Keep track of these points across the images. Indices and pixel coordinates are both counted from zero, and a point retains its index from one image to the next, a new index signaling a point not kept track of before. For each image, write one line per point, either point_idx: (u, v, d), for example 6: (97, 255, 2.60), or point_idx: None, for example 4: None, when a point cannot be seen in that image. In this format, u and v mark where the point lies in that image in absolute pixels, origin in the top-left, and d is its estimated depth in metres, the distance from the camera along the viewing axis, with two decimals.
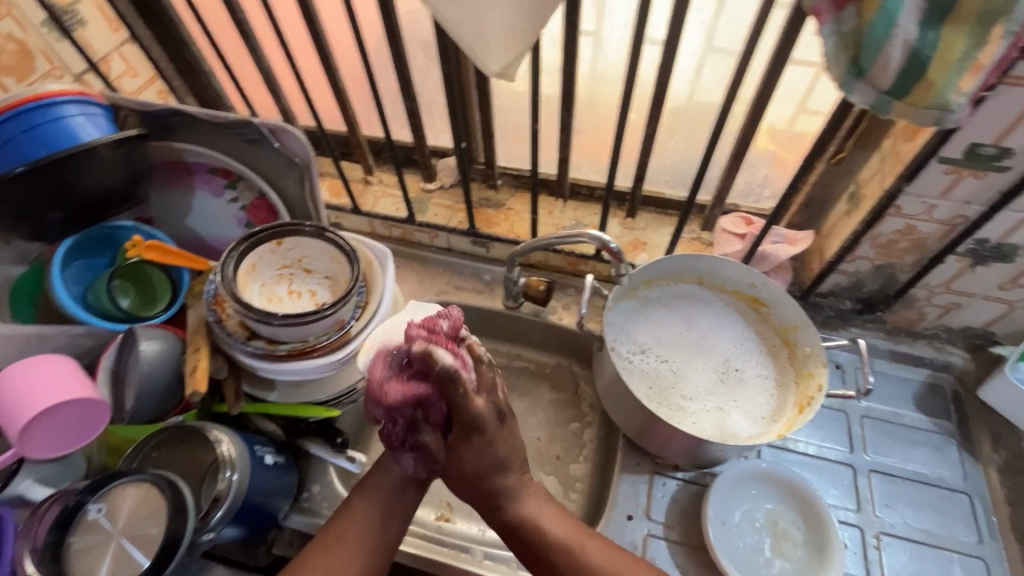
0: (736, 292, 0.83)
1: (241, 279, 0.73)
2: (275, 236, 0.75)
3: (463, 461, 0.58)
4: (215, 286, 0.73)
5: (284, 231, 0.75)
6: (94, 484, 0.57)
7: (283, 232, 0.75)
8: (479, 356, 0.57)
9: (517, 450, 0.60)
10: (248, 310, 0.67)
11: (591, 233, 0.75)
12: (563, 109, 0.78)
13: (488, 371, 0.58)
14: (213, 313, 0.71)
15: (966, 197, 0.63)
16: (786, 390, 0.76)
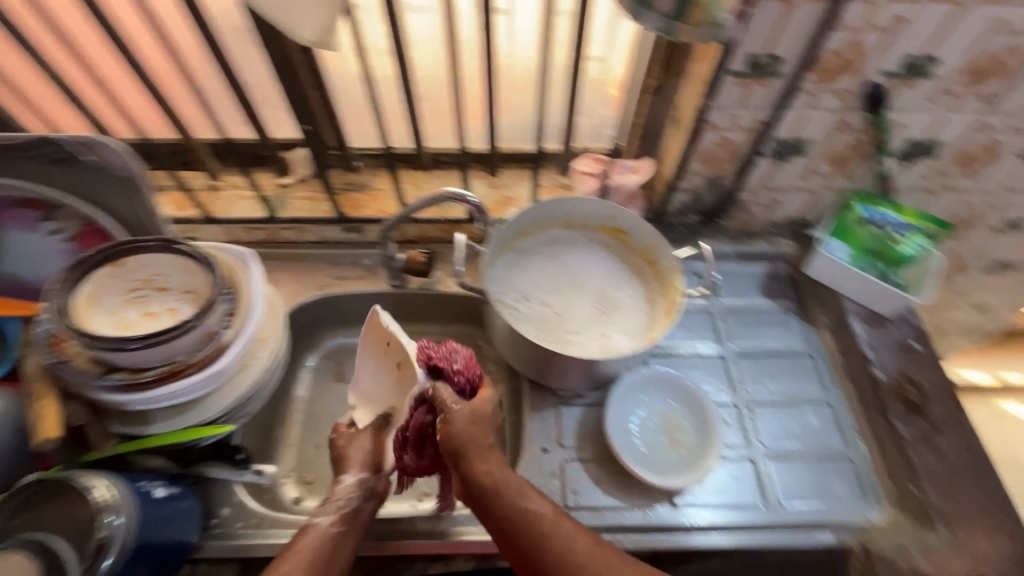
0: (600, 227, 0.90)
1: (79, 311, 0.65)
2: (111, 257, 0.69)
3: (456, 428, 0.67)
4: (49, 326, 0.65)
5: (120, 249, 0.69)
6: None
7: (120, 251, 0.69)
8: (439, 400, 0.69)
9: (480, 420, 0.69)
10: (96, 340, 0.61)
11: (450, 191, 0.76)
12: (401, 79, 0.78)
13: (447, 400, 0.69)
14: (54, 355, 0.63)
15: (758, 103, 0.73)
16: (655, 302, 0.84)
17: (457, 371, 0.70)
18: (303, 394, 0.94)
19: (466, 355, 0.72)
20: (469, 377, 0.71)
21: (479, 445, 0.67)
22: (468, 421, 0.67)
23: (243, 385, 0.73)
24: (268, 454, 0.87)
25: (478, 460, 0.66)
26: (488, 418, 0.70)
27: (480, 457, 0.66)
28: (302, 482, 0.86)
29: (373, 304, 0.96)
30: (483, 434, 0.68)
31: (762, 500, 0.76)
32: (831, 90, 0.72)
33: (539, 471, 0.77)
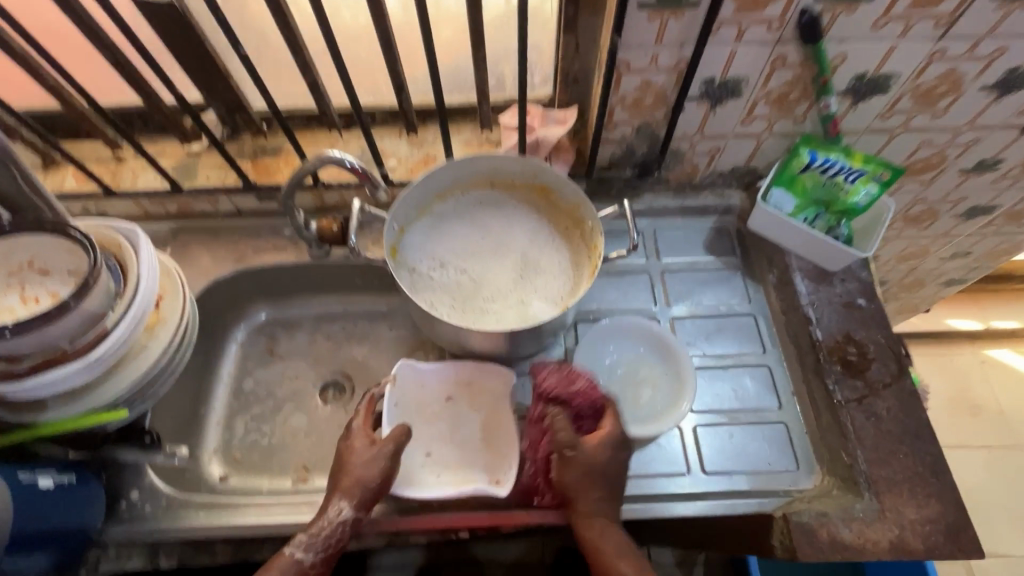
0: (525, 186, 0.84)
1: None
2: None
3: (564, 471, 0.66)
4: None
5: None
6: None
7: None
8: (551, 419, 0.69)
9: (597, 461, 0.66)
10: None
11: (327, 155, 0.68)
12: (285, 28, 0.70)
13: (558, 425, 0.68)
14: None
15: (677, 40, 0.65)
16: (580, 267, 0.79)
17: (576, 393, 0.70)
18: (230, 369, 0.92)
19: (591, 383, 0.72)
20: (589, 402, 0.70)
21: (592, 495, 0.65)
22: (581, 470, 0.66)
23: (140, 367, 0.70)
24: (193, 432, 0.86)
25: (583, 507, 0.65)
26: (607, 466, 0.67)
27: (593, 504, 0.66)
28: (228, 459, 0.85)
29: (299, 276, 0.93)
30: (602, 482, 0.66)
31: (686, 467, 0.72)
32: (758, 21, 0.63)
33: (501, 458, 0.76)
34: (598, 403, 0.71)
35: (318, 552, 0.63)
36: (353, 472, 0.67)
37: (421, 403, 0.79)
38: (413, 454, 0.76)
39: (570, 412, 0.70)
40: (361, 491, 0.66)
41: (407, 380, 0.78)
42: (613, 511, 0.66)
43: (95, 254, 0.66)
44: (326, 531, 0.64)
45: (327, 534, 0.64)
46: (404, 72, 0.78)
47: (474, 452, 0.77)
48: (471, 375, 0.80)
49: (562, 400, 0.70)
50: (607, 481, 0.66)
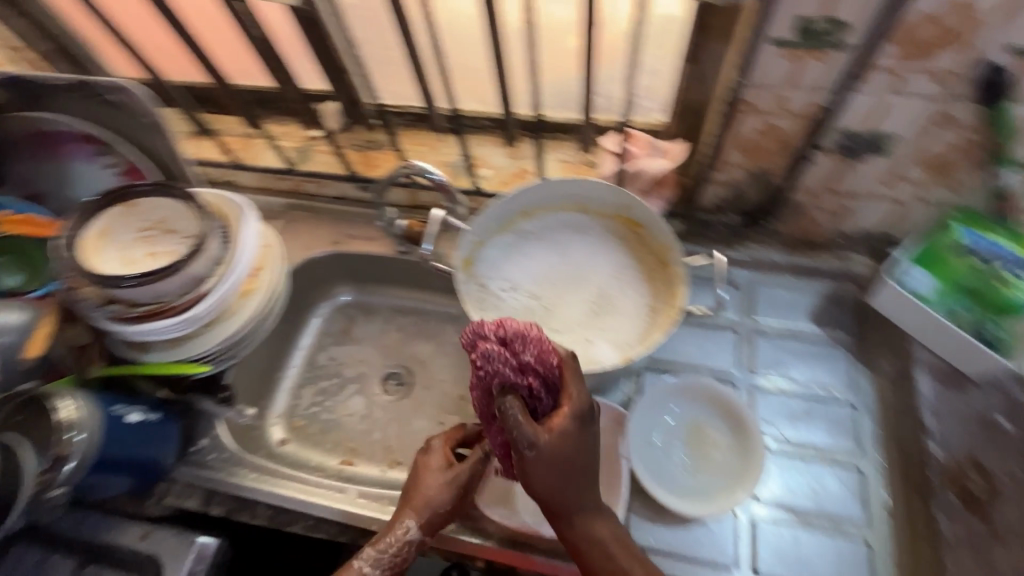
0: (616, 217, 0.79)
1: (89, 245, 0.72)
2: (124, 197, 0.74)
3: (532, 471, 0.54)
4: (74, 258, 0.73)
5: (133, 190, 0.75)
6: None
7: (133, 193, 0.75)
8: (506, 415, 0.53)
9: (574, 453, 0.54)
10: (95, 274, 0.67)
11: (415, 165, 0.71)
12: (404, 32, 0.72)
13: (511, 420, 0.52)
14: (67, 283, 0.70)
15: (814, 83, 0.57)
16: (657, 314, 0.73)
17: (525, 366, 0.54)
18: (308, 343, 0.98)
19: (543, 347, 0.56)
20: (543, 375, 0.55)
21: (578, 487, 0.56)
22: (551, 467, 0.53)
23: (228, 330, 0.76)
24: (266, 393, 0.93)
25: (582, 502, 0.57)
26: (579, 450, 0.55)
27: (575, 507, 0.57)
28: (290, 426, 0.91)
29: (383, 267, 0.96)
30: (575, 477, 0.55)
31: (732, 561, 0.63)
32: (919, 71, 0.54)
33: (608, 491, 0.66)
34: (554, 375, 0.56)
35: (387, 559, 0.64)
36: (428, 491, 0.66)
37: None
38: None
39: (524, 389, 0.54)
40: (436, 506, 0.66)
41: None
42: (594, 505, 0.58)
43: (218, 226, 0.75)
44: (394, 542, 0.64)
45: (395, 550, 0.64)
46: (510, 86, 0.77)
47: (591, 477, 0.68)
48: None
49: (514, 385, 0.54)
50: (581, 477, 0.56)
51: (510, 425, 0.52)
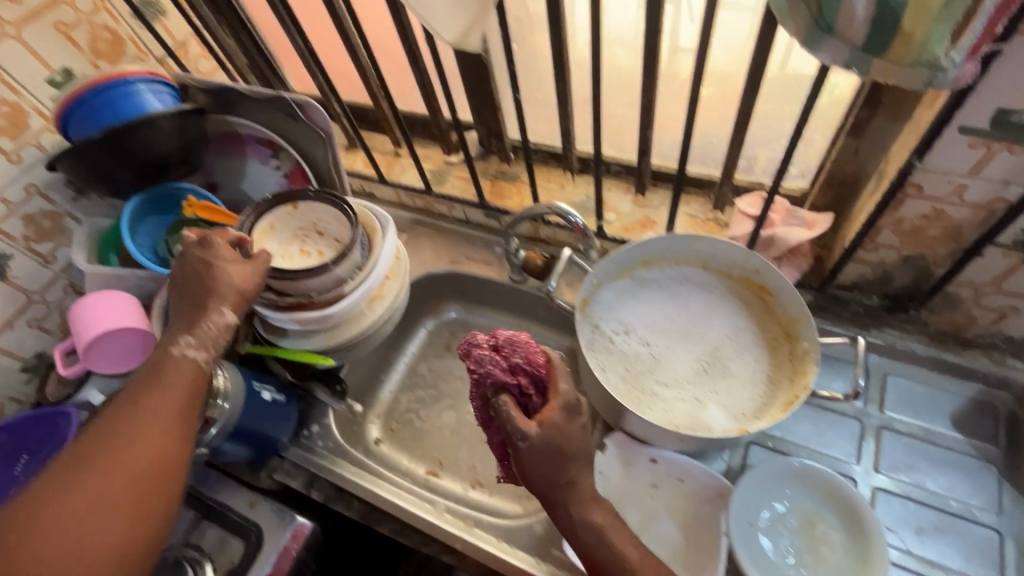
0: (742, 279, 0.77)
1: (257, 237, 0.81)
2: (290, 199, 0.82)
3: (529, 465, 0.57)
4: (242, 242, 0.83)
5: (297, 194, 0.82)
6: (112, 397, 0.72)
7: (297, 196, 0.83)
8: (501, 412, 0.57)
9: (570, 443, 0.58)
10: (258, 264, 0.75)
11: (557, 206, 0.70)
12: (561, 80, 0.76)
13: (506, 416, 0.57)
14: None
15: (1002, 175, 0.54)
16: (777, 387, 0.69)
17: (515, 367, 0.59)
18: (413, 351, 1.04)
19: (530, 349, 0.60)
20: (532, 375, 0.60)
21: (574, 470, 0.59)
22: (543, 457, 0.57)
23: (353, 330, 0.83)
24: (368, 392, 0.99)
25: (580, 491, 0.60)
26: (569, 438, 0.59)
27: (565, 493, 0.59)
28: (385, 427, 0.96)
29: (493, 291, 1.00)
30: (566, 456, 0.58)
31: None
32: None
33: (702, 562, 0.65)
34: (543, 374, 0.60)
35: (211, 348, 0.66)
36: (223, 288, 0.67)
37: (646, 472, 0.71)
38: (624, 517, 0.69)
39: (519, 391, 0.59)
40: (210, 319, 0.66)
41: (617, 455, 0.71)
42: (588, 487, 0.61)
43: (358, 235, 0.80)
44: (216, 329, 0.67)
45: (217, 334, 0.67)
46: (652, 138, 0.78)
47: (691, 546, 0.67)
48: (686, 469, 0.69)
49: (505, 385, 0.58)
50: (572, 455, 0.59)
51: (508, 419, 0.57)
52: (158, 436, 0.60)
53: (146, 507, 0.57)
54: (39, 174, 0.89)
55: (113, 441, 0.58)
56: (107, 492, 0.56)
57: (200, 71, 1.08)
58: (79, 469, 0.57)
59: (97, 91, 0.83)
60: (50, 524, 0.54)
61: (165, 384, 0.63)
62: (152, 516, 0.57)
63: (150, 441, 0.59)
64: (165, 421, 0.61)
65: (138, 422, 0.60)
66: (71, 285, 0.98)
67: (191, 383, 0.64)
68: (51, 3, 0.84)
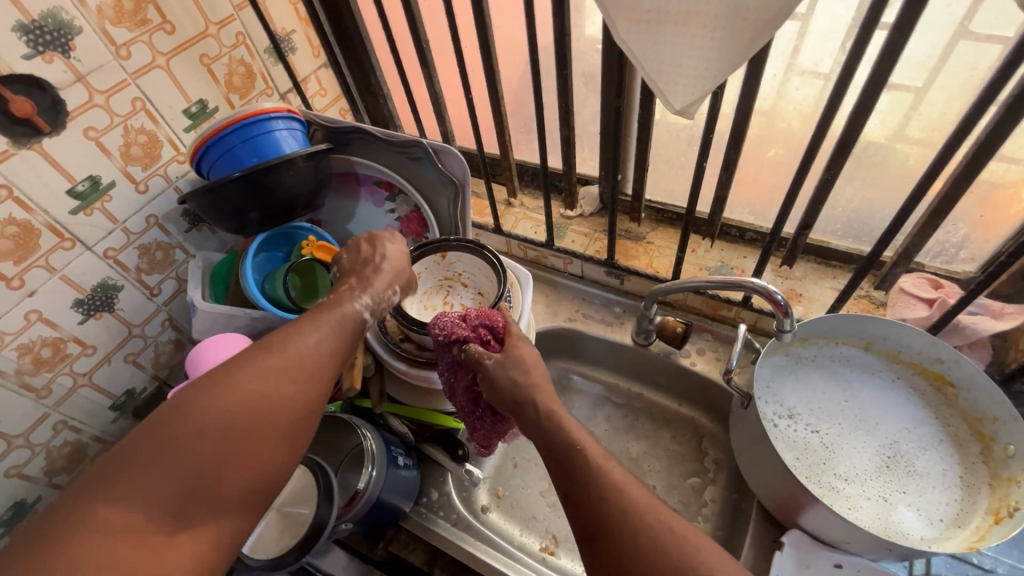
0: (915, 366, 0.72)
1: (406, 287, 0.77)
2: (440, 249, 0.78)
3: (500, 389, 0.58)
4: None
5: (449, 244, 0.78)
6: None
7: (448, 246, 0.78)
8: (469, 354, 0.61)
9: (537, 371, 0.59)
10: (407, 318, 0.71)
11: (753, 282, 0.66)
12: (733, 148, 0.73)
13: (472, 357, 0.61)
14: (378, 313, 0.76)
15: None
16: (975, 492, 0.64)
17: (473, 322, 0.64)
18: None
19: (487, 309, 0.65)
20: (491, 328, 0.64)
21: (537, 393, 0.56)
22: (509, 376, 0.58)
23: None
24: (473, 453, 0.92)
25: (564, 421, 0.53)
26: (534, 364, 0.60)
27: (536, 415, 0.55)
28: (493, 493, 0.87)
29: (611, 352, 0.95)
30: (525, 370, 0.58)
31: None
32: None
33: None
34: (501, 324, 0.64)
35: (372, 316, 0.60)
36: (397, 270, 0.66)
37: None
38: None
39: (482, 339, 0.62)
40: (379, 284, 0.62)
41: (794, 556, 0.65)
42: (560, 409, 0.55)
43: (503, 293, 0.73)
44: (383, 296, 0.62)
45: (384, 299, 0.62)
46: (821, 210, 0.74)
47: None
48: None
49: (468, 336, 0.63)
50: (536, 374, 0.58)
51: (475, 360, 0.61)
52: (315, 376, 0.51)
53: (292, 450, 0.49)
54: (160, 205, 0.85)
55: (274, 366, 0.49)
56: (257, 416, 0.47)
57: (316, 108, 1.05)
58: (243, 379, 0.47)
59: (238, 126, 0.79)
60: (208, 429, 0.44)
61: (332, 327, 0.55)
62: (291, 463, 0.49)
63: (307, 377, 0.51)
64: (323, 364, 0.53)
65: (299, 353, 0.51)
66: (169, 319, 0.93)
67: (349, 334, 0.57)
68: (199, 35, 0.82)
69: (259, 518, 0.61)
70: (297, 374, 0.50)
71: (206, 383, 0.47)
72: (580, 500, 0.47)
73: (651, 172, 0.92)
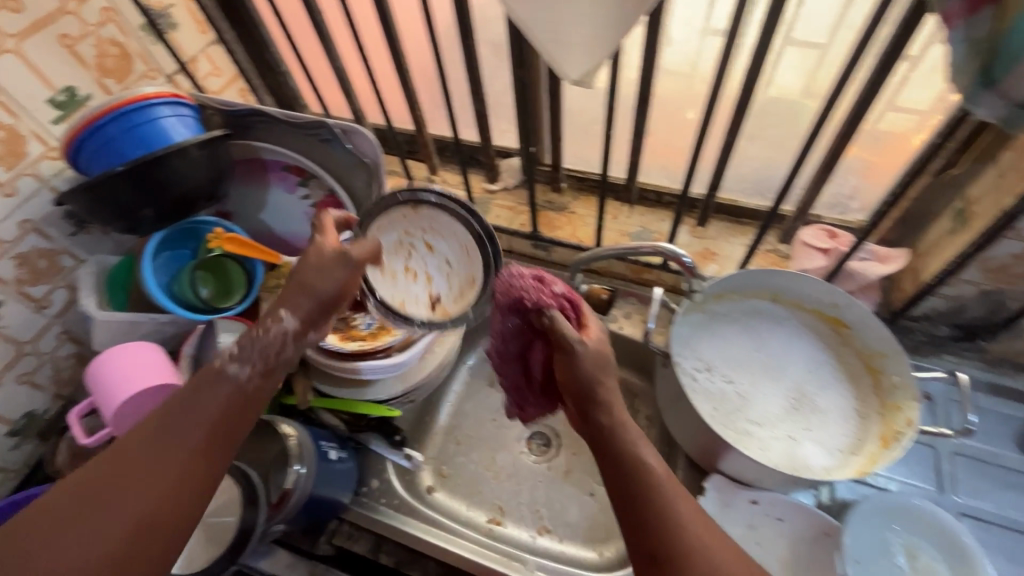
0: (816, 312, 0.78)
1: None
2: (411, 202, 0.71)
3: (577, 367, 0.56)
4: None
5: (417, 195, 0.71)
6: None
7: (417, 197, 0.72)
8: (555, 329, 0.57)
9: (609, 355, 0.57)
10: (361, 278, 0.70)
11: (662, 246, 0.68)
12: (641, 113, 0.73)
13: (562, 337, 0.56)
14: None
15: None
16: (868, 422, 0.70)
17: (554, 296, 0.59)
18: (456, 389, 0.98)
19: (561, 282, 0.61)
20: (568, 303, 0.60)
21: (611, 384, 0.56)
22: (593, 361, 0.56)
23: (420, 376, 0.77)
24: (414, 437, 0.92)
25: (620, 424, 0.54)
26: (611, 353, 0.58)
27: (609, 409, 0.55)
28: (437, 473, 0.87)
29: None
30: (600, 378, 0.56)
31: None
32: None
33: None
34: (577, 304, 0.60)
35: (255, 363, 0.54)
36: (307, 292, 0.57)
37: (746, 514, 0.69)
38: None
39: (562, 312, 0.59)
40: (252, 327, 0.56)
41: (716, 498, 0.70)
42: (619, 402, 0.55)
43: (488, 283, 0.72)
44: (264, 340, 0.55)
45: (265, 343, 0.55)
46: (728, 170, 0.76)
47: None
48: (786, 508, 0.68)
49: (542, 311, 0.58)
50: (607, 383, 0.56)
51: (562, 337, 0.56)
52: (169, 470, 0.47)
53: (153, 550, 0.46)
54: (35, 207, 0.76)
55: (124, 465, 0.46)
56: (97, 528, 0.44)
57: (211, 89, 0.96)
58: (90, 488, 0.45)
59: (116, 115, 0.72)
60: (45, 551, 0.43)
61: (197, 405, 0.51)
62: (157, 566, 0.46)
63: (156, 474, 0.47)
64: (181, 452, 0.48)
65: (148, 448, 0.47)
66: (66, 332, 0.85)
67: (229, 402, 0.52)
68: (57, 11, 0.73)
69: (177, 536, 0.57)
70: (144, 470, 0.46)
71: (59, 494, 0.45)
72: (649, 522, 0.48)
73: (569, 141, 0.91)
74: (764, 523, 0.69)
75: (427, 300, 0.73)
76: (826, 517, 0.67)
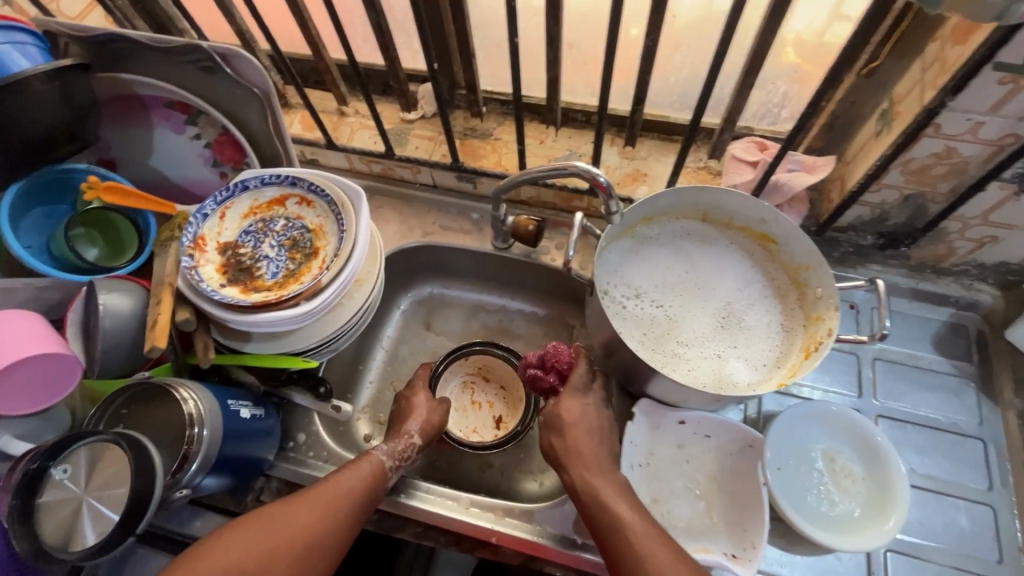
0: (745, 229, 0.76)
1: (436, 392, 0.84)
2: (463, 354, 0.85)
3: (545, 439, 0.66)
4: (194, 231, 0.71)
5: (471, 349, 0.85)
6: (53, 447, 0.54)
7: (470, 351, 0.85)
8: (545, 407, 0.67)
9: (584, 416, 0.65)
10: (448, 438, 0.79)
11: (578, 166, 0.63)
12: (550, 20, 0.66)
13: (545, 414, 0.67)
14: (190, 258, 0.69)
15: (1020, 112, 0.54)
16: (793, 334, 0.70)
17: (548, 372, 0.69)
18: (390, 336, 0.94)
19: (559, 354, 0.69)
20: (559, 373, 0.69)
21: (573, 438, 0.63)
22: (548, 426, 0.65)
23: (336, 324, 0.71)
24: (349, 388, 0.88)
25: (584, 470, 0.61)
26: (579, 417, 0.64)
27: (578, 458, 0.62)
28: (374, 421, 0.86)
29: (474, 260, 0.91)
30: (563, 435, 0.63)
31: None
32: None
33: (730, 517, 0.65)
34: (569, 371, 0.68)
35: (396, 458, 0.66)
36: (413, 415, 0.72)
37: (674, 435, 0.70)
38: (643, 483, 0.68)
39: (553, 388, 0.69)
40: (399, 438, 0.68)
41: (645, 421, 0.70)
42: (592, 452, 0.62)
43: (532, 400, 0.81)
44: (401, 445, 0.68)
45: (402, 448, 0.67)
46: (650, 81, 0.71)
47: (718, 501, 0.67)
48: (712, 424, 0.68)
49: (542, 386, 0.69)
50: (578, 440, 0.63)
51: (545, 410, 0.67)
52: (329, 520, 0.57)
53: None
54: None
55: (302, 504, 0.56)
56: (273, 553, 0.52)
57: (67, 14, 0.84)
58: (275, 517, 0.55)
59: None
60: (232, 564, 0.51)
61: (351, 475, 0.61)
62: None
63: (319, 520, 0.56)
64: (337, 507, 0.58)
65: (318, 496, 0.57)
66: None
67: (371, 484, 0.62)
68: None
69: (76, 519, 0.52)
70: (311, 513, 0.56)
71: (249, 518, 0.55)
72: (617, 566, 0.54)
73: (484, 58, 0.84)
74: (693, 442, 0.70)
75: (491, 420, 0.86)
76: (750, 430, 0.67)
